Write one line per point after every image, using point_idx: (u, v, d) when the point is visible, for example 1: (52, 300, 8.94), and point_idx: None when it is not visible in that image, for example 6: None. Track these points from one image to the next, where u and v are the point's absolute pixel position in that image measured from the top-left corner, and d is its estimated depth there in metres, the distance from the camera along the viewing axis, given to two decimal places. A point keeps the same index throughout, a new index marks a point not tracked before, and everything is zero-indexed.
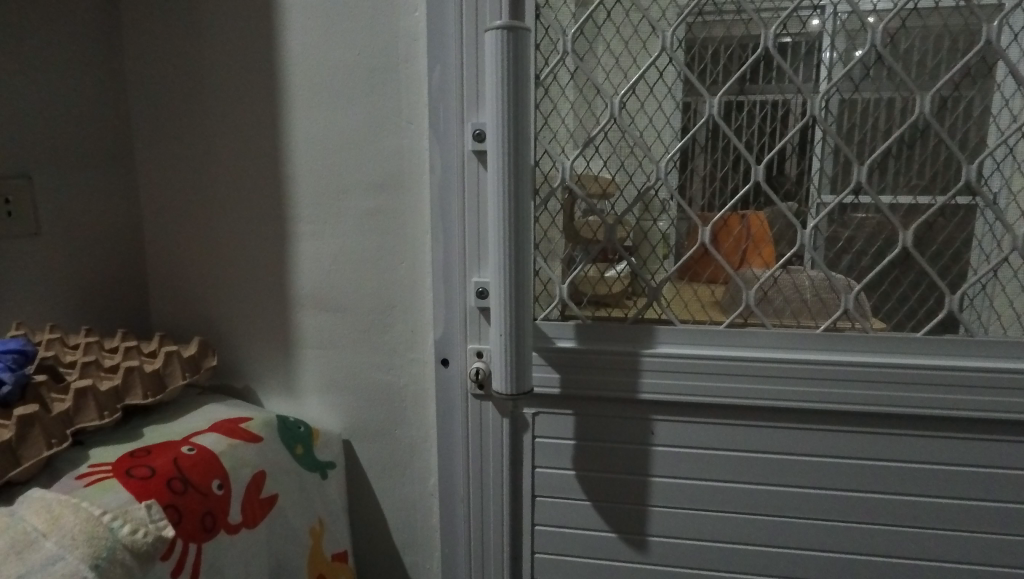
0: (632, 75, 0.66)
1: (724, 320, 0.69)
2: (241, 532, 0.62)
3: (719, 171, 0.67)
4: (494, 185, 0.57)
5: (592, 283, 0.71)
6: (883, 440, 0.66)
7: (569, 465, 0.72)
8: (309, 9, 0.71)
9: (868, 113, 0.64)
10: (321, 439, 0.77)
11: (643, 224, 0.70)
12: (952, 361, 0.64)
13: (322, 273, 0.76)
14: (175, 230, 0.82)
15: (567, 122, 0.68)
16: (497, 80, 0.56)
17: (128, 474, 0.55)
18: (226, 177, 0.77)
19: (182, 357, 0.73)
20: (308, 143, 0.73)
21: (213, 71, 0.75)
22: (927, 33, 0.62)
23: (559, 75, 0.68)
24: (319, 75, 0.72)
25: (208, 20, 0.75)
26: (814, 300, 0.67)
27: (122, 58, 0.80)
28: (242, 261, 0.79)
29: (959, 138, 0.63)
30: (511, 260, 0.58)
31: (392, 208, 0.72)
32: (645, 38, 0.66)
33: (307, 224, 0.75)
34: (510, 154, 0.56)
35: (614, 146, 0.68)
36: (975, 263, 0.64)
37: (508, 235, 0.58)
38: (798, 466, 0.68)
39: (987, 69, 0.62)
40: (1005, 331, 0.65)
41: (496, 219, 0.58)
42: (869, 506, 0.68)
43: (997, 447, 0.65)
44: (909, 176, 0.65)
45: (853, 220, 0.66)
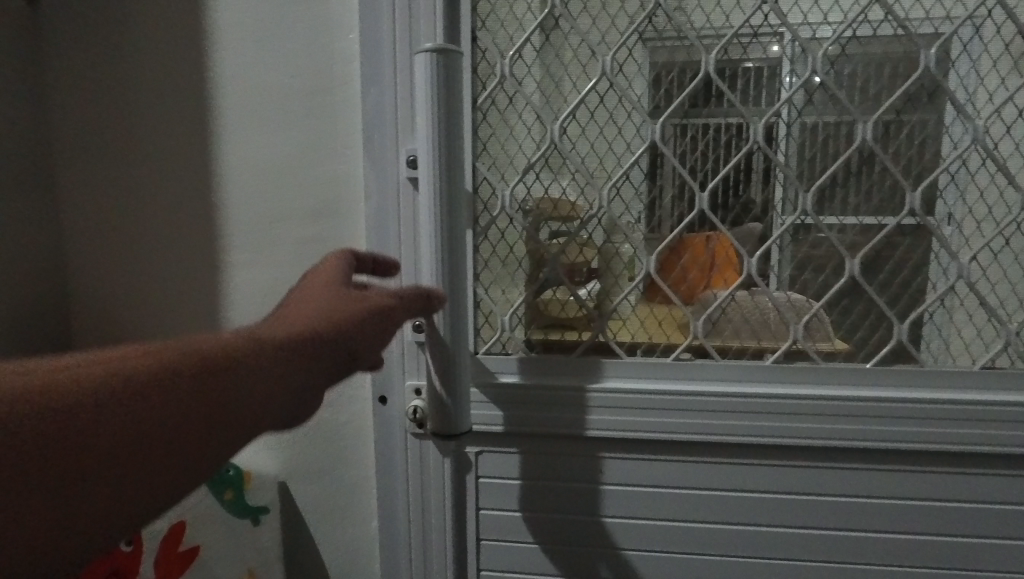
0: (573, 100, 0.65)
1: (671, 353, 0.67)
2: None
3: (665, 199, 0.65)
4: (425, 216, 0.54)
5: (558, 306, 0.68)
6: (837, 475, 0.64)
7: (518, 508, 0.69)
8: (238, 30, 0.68)
9: (811, 139, 0.63)
10: (253, 483, 0.71)
11: (609, 246, 0.67)
12: (903, 392, 0.63)
13: (255, 305, 0.72)
14: (98, 262, 0.77)
15: (507, 148, 0.66)
16: (428, 104, 0.53)
17: None
18: (153, 204, 0.74)
19: None
20: (238, 167, 0.70)
21: (139, 97, 0.72)
22: (866, 60, 0.62)
23: (498, 100, 0.65)
24: (251, 99, 0.68)
25: (133, 42, 0.71)
26: (763, 329, 0.66)
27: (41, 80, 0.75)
28: (171, 292, 0.75)
29: (902, 164, 0.63)
30: (447, 294, 0.55)
31: (326, 237, 0.69)
32: (585, 62, 0.64)
33: (238, 254, 0.71)
34: (442, 183, 0.53)
35: (556, 172, 0.66)
36: (923, 291, 0.63)
37: (443, 266, 0.55)
38: (752, 504, 0.66)
39: (928, 96, 0.62)
40: (955, 361, 0.64)
41: (430, 251, 0.55)
42: (824, 544, 0.66)
43: (952, 481, 0.63)
44: (854, 203, 0.64)
45: (799, 247, 0.65)
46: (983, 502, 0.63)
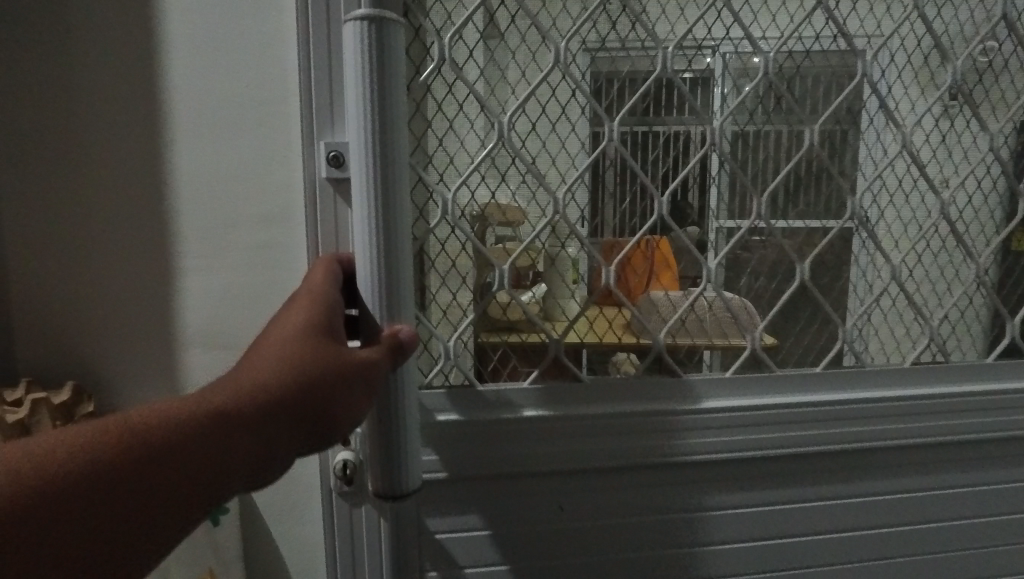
0: (519, 92, 0.68)
1: (636, 368, 0.74)
2: None
3: (606, 204, 0.72)
4: (357, 210, 0.52)
5: (501, 309, 0.70)
6: (789, 467, 0.76)
7: (475, 518, 0.70)
8: (194, 40, 0.69)
9: (758, 144, 0.76)
10: None
11: (552, 250, 0.72)
12: (850, 393, 0.76)
13: (210, 308, 0.73)
14: (28, 266, 0.74)
15: (447, 147, 0.68)
16: (360, 77, 0.51)
17: None
18: (95, 210, 0.72)
19: (53, 405, 0.69)
20: (191, 174, 0.71)
21: (78, 94, 0.70)
22: (816, 70, 0.75)
23: (434, 87, 0.67)
24: (206, 108, 0.70)
25: (74, 39, 0.70)
26: (717, 332, 0.76)
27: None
28: (116, 299, 0.74)
29: (845, 163, 0.77)
30: (391, 299, 0.52)
31: (282, 242, 0.71)
32: (534, 51, 0.68)
33: (192, 259, 0.72)
34: (375, 176, 0.52)
35: (502, 171, 0.69)
36: (864, 295, 0.79)
37: (376, 271, 0.52)
38: (710, 497, 0.74)
39: (856, 112, 0.77)
40: (888, 359, 0.81)
41: (361, 252, 0.52)
42: (750, 518, 0.76)
43: (870, 459, 0.77)
44: (804, 206, 0.77)
45: (752, 246, 0.76)
46: (878, 474, 0.77)
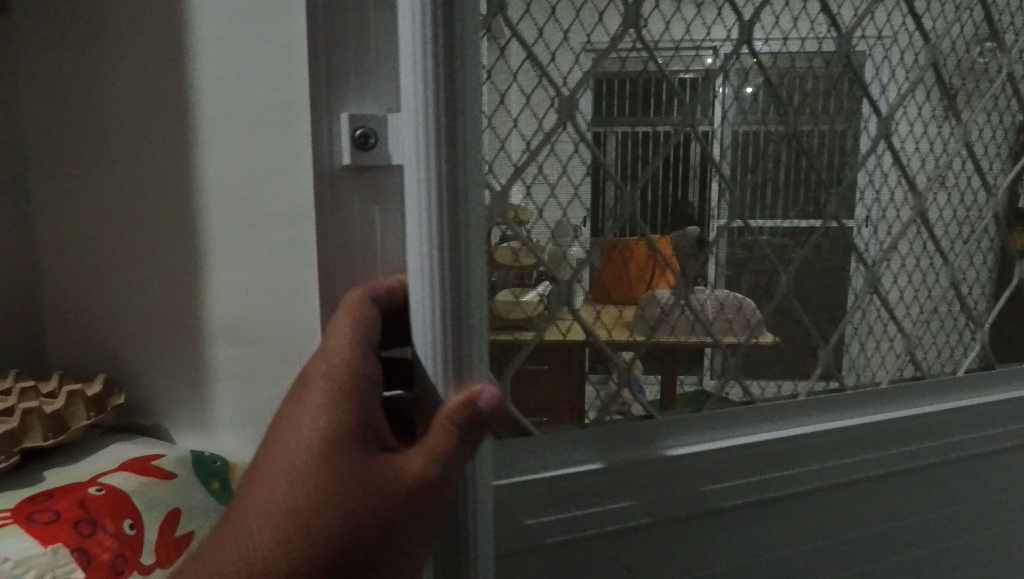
0: (586, 66, 0.67)
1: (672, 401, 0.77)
2: (156, 573, 0.59)
3: (602, 205, 0.71)
4: (412, 229, 0.44)
5: (508, 308, 0.67)
6: (833, 466, 0.79)
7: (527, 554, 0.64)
8: (220, 42, 0.70)
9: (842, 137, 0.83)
10: (237, 474, 0.74)
11: (559, 249, 0.70)
12: (905, 403, 0.86)
13: (236, 305, 0.75)
14: (71, 263, 0.79)
15: (522, 130, 0.66)
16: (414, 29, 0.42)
17: (31, 520, 0.54)
18: (130, 209, 0.76)
19: (86, 396, 0.70)
20: (218, 173, 0.73)
21: (112, 97, 0.74)
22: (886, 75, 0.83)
23: (507, 48, 0.63)
24: (232, 109, 0.71)
25: (109, 46, 0.73)
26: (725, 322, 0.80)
27: (13, 77, 0.78)
28: (149, 294, 0.77)
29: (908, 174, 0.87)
30: (458, 340, 0.44)
31: (303, 242, 0.72)
32: (594, 35, 0.68)
33: (219, 256, 0.74)
34: (439, 160, 0.42)
35: (558, 159, 0.68)
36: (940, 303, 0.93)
37: (438, 315, 0.44)
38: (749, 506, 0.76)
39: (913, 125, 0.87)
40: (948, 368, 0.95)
41: (416, 288, 0.44)
42: (786, 518, 0.78)
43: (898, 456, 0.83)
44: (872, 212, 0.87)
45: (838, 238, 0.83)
46: (892, 461, 0.83)
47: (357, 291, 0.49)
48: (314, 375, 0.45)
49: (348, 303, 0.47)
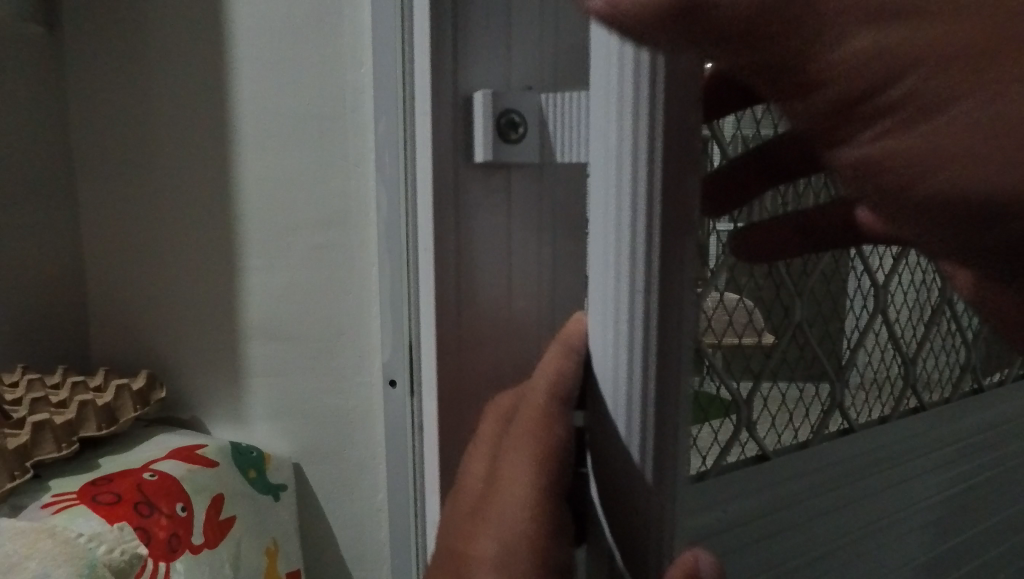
0: None
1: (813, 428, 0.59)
2: (203, 552, 0.64)
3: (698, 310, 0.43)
4: (594, 244, 0.35)
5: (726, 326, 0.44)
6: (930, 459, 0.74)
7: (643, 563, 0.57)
8: (259, 60, 0.75)
9: None
10: (272, 462, 0.80)
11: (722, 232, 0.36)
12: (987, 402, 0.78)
13: (271, 305, 0.80)
14: (115, 263, 0.84)
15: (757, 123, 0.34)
16: None
17: (95, 499, 0.58)
18: (171, 215, 0.81)
19: (132, 390, 0.75)
20: (256, 182, 0.78)
21: (157, 108, 0.79)
22: None
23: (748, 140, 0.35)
24: (271, 122, 0.76)
25: (155, 59, 0.78)
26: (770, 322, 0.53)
27: (63, 87, 0.83)
28: (188, 295, 0.82)
29: None
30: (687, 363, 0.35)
31: (338, 244, 0.77)
32: None
33: (256, 259, 0.79)
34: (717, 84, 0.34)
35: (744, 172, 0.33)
36: None
37: (643, 366, 0.33)
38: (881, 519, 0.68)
39: None
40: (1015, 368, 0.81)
41: (604, 337, 0.35)
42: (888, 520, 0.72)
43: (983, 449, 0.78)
44: None
45: None
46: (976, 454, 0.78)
47: (537, 400, 0.38)
48: (483, 548, 0.36)
49: (527, 426, 0.37)
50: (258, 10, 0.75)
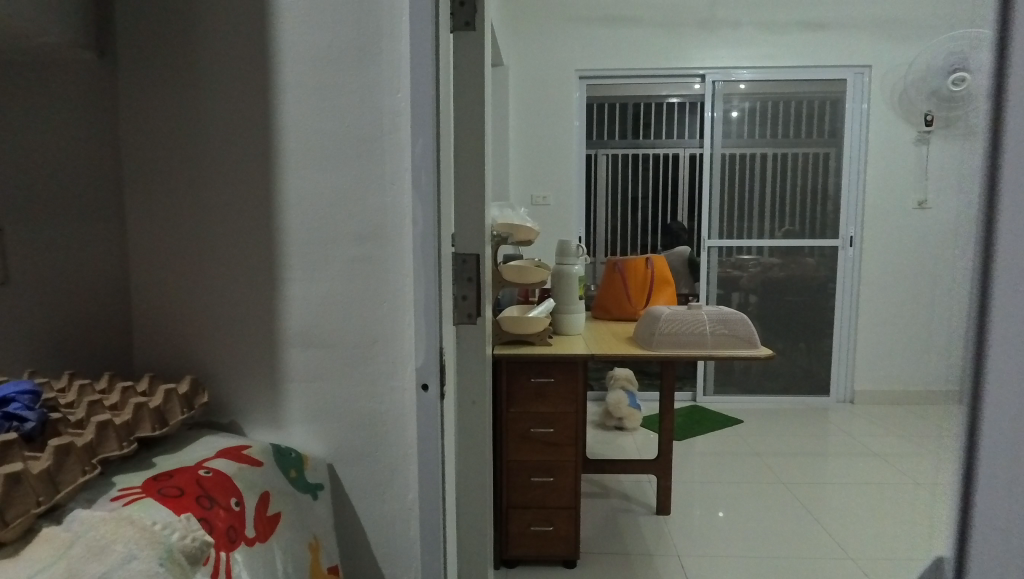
0: None
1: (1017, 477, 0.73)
2: (258, 545, 0.68)
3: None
4: None
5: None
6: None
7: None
8: (304, 85, 0.81)
9: None
10: (310, 464, 0.84)
11: None
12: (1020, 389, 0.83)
13: (310, 313, 0.85)
14: (159, 274, 0.88)
15: None
16: None
17: (161, 493, 0.63)
18: (216, 229, 0.86)
19: (179, 394, 0.79)
20: (298, 197, 0.83)
21: (205, 129, 0.84)
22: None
23: None
24: (314, 142, 0.82)
25: (204, 83, 0.84)
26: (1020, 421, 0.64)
27: (113, 105, 0.87)
28: (230, 306, 0.87)
29: None
30: None
31: (374, 255, 0.83)
32: None
33: (296, 270, 0.84)
34: None
35: None
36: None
37: None
38: None
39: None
40: None
41: None
42: None
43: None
44: None
45: None
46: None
47: None
48: None
49: None
50: (304, 40, 0.81)
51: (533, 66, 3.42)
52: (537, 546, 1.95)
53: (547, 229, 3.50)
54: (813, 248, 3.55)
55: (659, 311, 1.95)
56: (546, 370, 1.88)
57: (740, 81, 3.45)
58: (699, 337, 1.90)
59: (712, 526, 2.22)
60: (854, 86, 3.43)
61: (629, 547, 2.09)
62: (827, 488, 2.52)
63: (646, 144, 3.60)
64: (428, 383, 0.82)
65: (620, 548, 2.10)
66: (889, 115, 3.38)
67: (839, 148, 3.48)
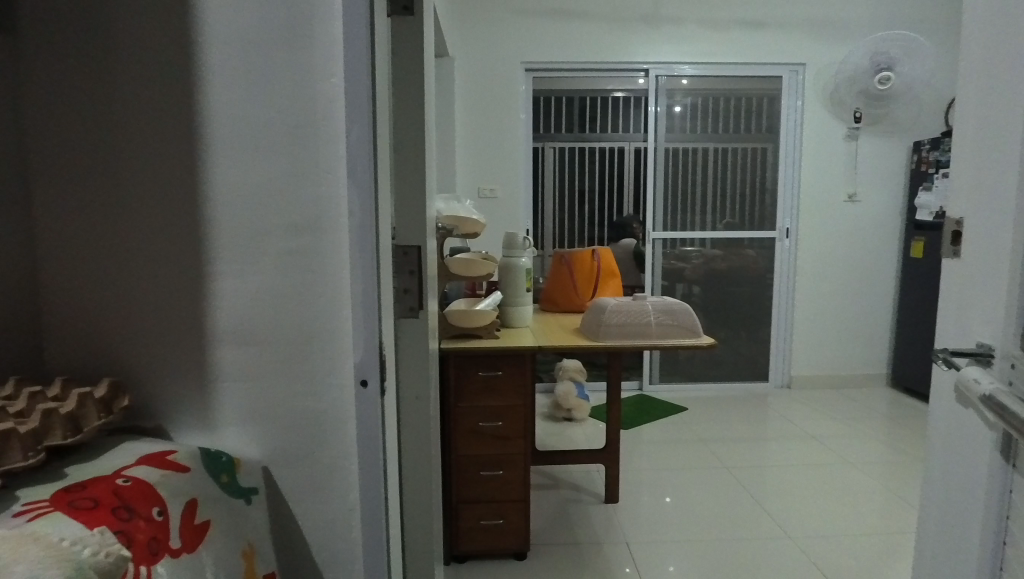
0: None
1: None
2: (184, 556, 0.64)
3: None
4: None
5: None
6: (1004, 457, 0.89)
7: None
8: (230, 68, 0.77)
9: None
10: (242, 468, 0.79)
11: None
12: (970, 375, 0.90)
13: (241, 309, 0.80)
14: (74, 269, 0.81)
15: None
16: None
17: (72, 506, 0.59)
18: (137, 221, 0.80)
19: (95, 398, 0.73)
20: (225, 187, 0.78)
21: (122, 114, 0.79)
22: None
23: None
24: (242, 129, 0.77)
25: (119, 65, 0.78)
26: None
27: (16, 85, 0.80)
28: (153, 302, 0.81)
29: None
30: None
31: (308, 247, 0.79)
32: None
33: (225, 264, 0.80)
34: None
35: None
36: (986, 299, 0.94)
37: None
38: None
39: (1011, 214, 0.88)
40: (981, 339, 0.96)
41: None
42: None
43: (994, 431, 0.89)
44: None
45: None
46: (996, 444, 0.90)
47: None
48: None
49: None
50: (230, 20, 0.76)
51: (479, 58, 3.39)
52: (487, 540, 1.94)
53: (495, 221, 3.49)
54: (753, 240, 3.66)
55: (605, 302, 1.97)
56: (494, 363, 1.87)
57: (683, 76, 3.52)
58: (645, 327, 1.93)
59: (659, 511, 2.27)
60: (789, 84, 3.55)
61: (579, 536, 2.12)
62: (766, 470, 2.62)
63: (591, 139, 3.62)
64: (368, 379, 0.79)
65: (570, 538, 2.12)
66: (821, 112, 3.53)
67: (776, 143, 3.60)
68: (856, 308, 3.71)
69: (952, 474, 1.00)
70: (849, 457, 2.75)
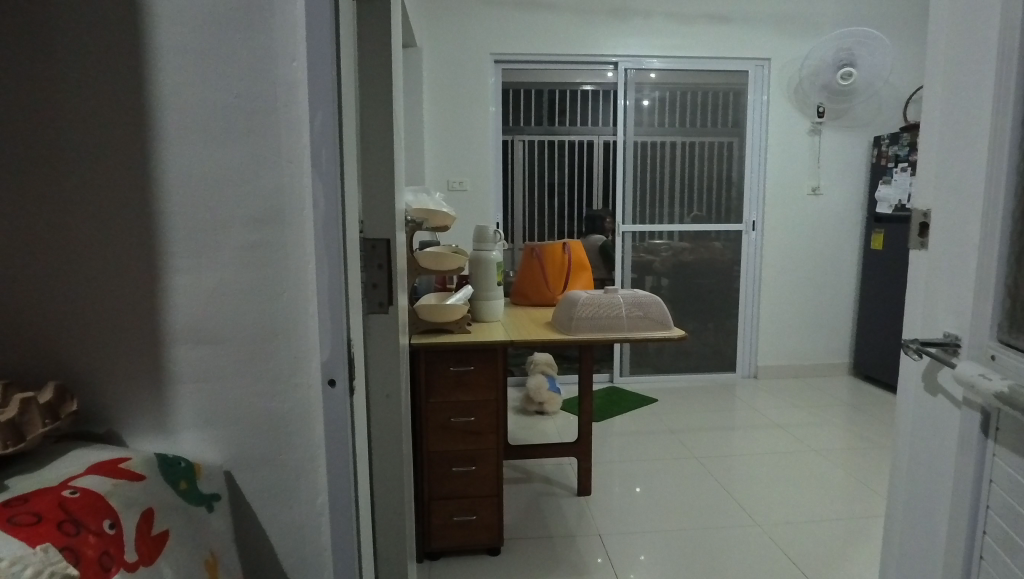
0: None
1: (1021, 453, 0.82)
2: (140, 569, 0.60)
3: None
4: None
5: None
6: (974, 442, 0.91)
7: None
8: (183, 51, 0.72)
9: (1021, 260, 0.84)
10: (202, 474, 0.75)
11: None
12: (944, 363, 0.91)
13: (199, 307, 0.76)
14: (14, 265, 0.76)
15: None
16: None
17: (13, 523, 0.54)
18: (83, 214, 0.75)
19: (40, 404, 0.69)
20: (179, 177, 0.74)
21: (64, 98, 0.73)
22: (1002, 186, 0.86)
23: None
24: (196, 115, 0.73)
25: (60, 46, 0.72)
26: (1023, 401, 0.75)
27: None
28: (103, 300, 0.76)
29: None
30: None
31: (270, 241, 0.75)
32: None
33: (181, 259, 0.75)
34: None
35: None
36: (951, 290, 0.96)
37: None
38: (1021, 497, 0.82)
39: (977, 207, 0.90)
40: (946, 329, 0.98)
41: None
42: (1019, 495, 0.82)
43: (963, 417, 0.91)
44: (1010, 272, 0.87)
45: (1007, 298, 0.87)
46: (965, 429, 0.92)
47: None
48: None
49: None
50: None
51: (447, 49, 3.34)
52: (460, 537, 1.92)
53: (465, 215, 3.45)
54: (720, 233, 3.71)
55: (576, 296, 1.96)
56: (466, 358, 1.85)
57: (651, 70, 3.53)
58: (617, 320, 1.92)
59: (632, 502, 2.28)
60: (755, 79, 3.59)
61: (552, 530, 2.11)
62: (735, 459, 2.66)
63: (562, 131, 3.57)
64: (336, 378, 0.76)
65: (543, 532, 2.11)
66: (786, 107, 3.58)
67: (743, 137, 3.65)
68: (818, 299, 3.79)
69: (920, 461, 1.02)
70: (814, 445, 2.81)
